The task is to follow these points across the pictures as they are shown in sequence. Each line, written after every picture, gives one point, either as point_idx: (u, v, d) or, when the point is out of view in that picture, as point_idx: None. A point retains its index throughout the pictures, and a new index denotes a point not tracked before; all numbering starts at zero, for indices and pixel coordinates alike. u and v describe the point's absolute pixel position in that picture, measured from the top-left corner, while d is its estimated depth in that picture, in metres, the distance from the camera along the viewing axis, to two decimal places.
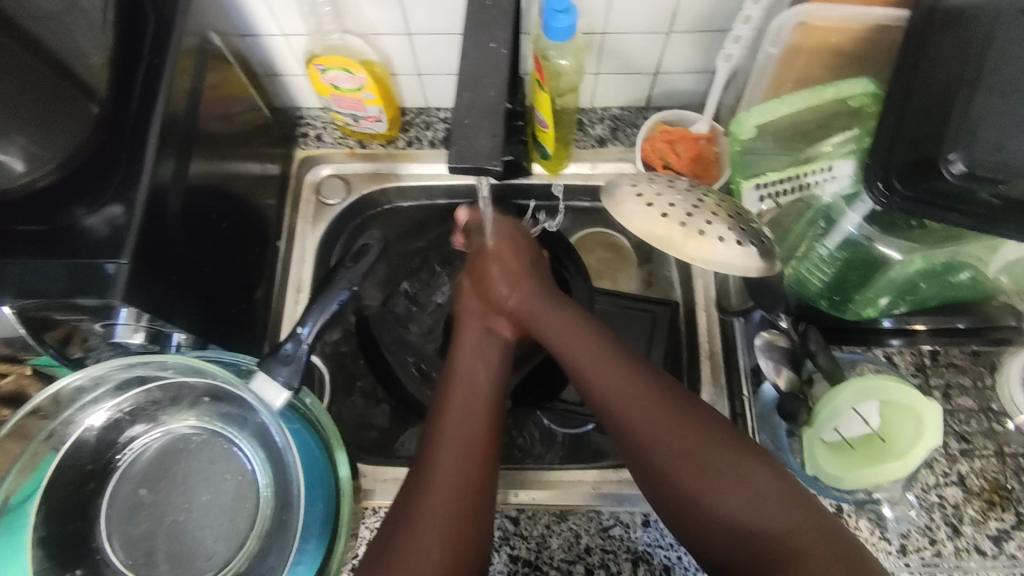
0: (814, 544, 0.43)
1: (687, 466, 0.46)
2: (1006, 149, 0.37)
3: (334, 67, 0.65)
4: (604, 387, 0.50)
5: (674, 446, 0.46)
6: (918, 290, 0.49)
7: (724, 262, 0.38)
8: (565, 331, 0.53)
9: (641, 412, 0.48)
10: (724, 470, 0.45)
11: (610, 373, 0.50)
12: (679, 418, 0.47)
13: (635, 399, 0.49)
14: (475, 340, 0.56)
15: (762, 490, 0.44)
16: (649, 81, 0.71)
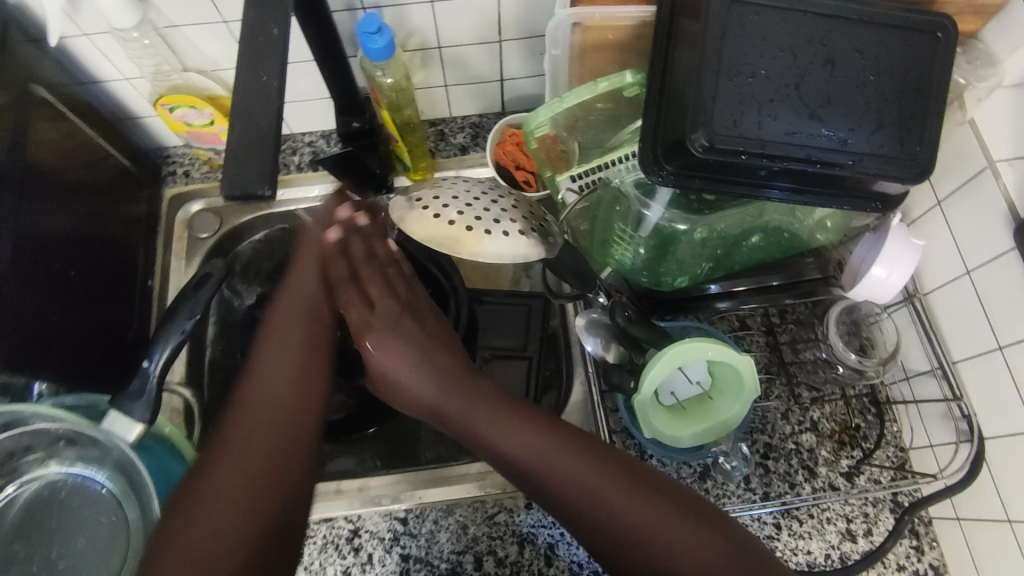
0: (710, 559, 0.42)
1: (588, 504, 0.45)
2: (741, 124, 0.42)
3: (179, 105, 0.67)
4: (568, 482, 0.46)
5: (575, 487, 0.45)
6: (722, 256, 0.55)
7: (495, 252, 0.42)
8: (511, 424, 0.49)
9: (603, 503, 0.45)
10: (619, 504, 0.44)
11: (564, 460, 0.46)
12: (578, 462, 0.46)
13: (595, 486, 0.45)
14: (297, 305, 0.51)
15: (659, 519, 0.44)
16: (497, 88, 0.75)
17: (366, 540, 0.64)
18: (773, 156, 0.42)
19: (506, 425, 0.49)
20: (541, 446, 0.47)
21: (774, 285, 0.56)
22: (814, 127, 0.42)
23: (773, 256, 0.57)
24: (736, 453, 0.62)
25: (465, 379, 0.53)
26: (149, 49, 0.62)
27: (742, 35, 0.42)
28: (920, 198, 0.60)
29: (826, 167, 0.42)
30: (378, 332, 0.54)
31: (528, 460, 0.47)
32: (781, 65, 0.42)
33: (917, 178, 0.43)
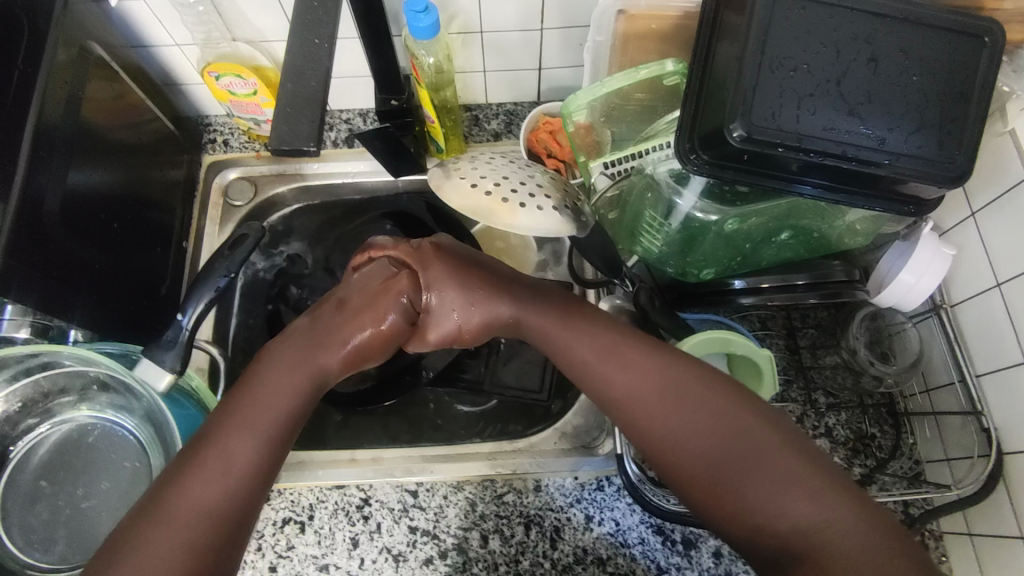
0: (845, 535, 0.36)
1: (710, 453, 0.41)
2: (780, 117, 0.42)
3: (227, 73, 0.68)
4: (683, 421, 0.43)
5: (692, 430, 0.42)
6: (748, 250, 0.55)
7: (529, 226, 0.42)
8: (627, 363, 0.47)
9: (716, 440, 0.41)
10: (741, 457, 0.40)
11: (679, 398, 0.44)
12: (703, 396, 0.43)
13: (713, 422, 0.42)
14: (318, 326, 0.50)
15: (792, 474, 0.39)
16: (534, 77, 0.76)
17: (375, 509, 0.65)
18: (810, 150, 0.42)
19: (621, 357, 0.47)
20: (657, 386, 0.45)
21: (799, 285, 0.55)
22: (852, 124, 0.42)
23: (802, 255, 0.57)
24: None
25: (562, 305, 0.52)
26: (202, 17, 0.65)
27: (786, 28, 0.42)
28: (954, 209, 0.60)
29: (861, 165, 0.42)
30: (444, 275, 0.53)
31: (639, 395, 0.45)
32: (823, 60, 0.42)
33: (952, 182, 0.43)
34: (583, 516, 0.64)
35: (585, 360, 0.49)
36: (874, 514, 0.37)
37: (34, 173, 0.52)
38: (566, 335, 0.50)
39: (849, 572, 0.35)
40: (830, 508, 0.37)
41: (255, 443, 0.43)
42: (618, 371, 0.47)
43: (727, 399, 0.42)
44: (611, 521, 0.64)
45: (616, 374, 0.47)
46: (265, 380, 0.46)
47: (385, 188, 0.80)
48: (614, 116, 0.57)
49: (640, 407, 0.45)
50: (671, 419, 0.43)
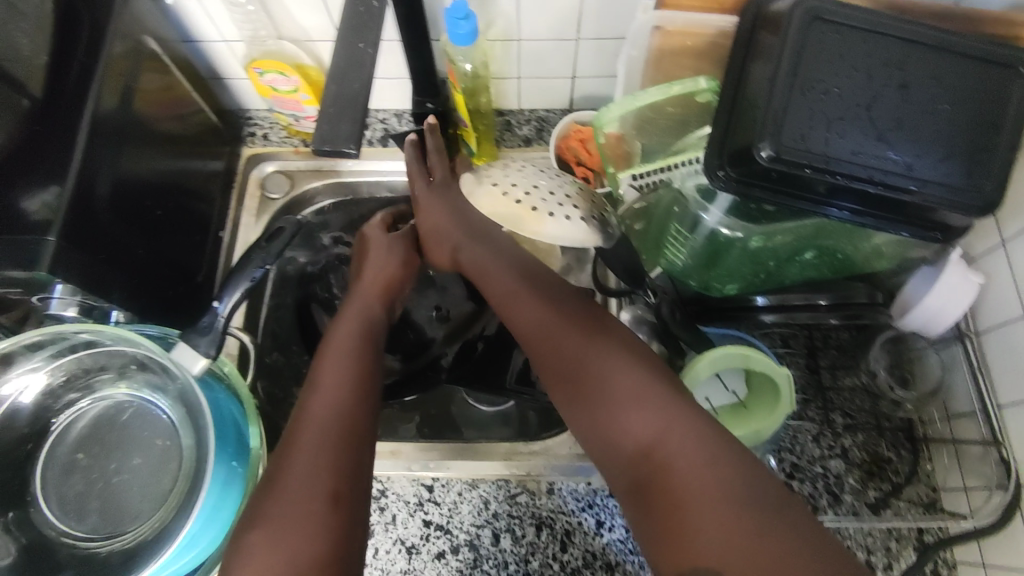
0: (679, 449, 0.44)
1: (582, 383, 0.50)
2: (808, 138, 0.43)
3: (269, 70, 0.70)
4: (580, 362, 0.51)
5: (569, 365, 0.51)
6: (771, 268, 0.55)
7: (556, 235, 0.43)
8: (549, 315, 0.54)
9: (588, 375, 0.50)
10: (605, 387, 0.49)
11: (577, 344, 0.52)
12: (587, 337, 0.51)
13: (588, 359, 0.51)
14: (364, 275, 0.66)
15: (642, 403, 0.47)
16: (567, 85, 0.77)
17: (391, 501, 0.66)
18: (837, 173, 0.43)
19: (528, 301, 0.56)
20: (565, 331, 0.53)
21: (821, 305, 0.56)
22: (881, 149, 0.42)
23: (826, 276, 0.57)
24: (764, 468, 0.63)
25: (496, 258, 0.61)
26: (250, 15, 0.68)
27: (819, 51, 0.43)
28: (984, 236, 0.60)
29: (887, 190, 0.43)
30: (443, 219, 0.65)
31: (539, 333, 0.54)
32: (854, 85, 0.43)
33: (979, 212, 0.43)
34: (594, 521, 0.65)
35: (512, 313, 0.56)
36: (715, 440, 0.44)
37: (88, 160, 0.54)
38: (494, 283, 0.59)
39: (682, 482, 0.43)
40: (682, 433, 0.45)
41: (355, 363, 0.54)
42: (536, 322, 0.54)
43: (607, 347, 0.51)
44: (621, 527, 0.65)
45: (532, 325, 0.55)
46: (343, 329, 0.58)
47: None
48: (645, 128, 0.57)
49: (549, 349, 0.53)
50: (576, 362, 0.51)
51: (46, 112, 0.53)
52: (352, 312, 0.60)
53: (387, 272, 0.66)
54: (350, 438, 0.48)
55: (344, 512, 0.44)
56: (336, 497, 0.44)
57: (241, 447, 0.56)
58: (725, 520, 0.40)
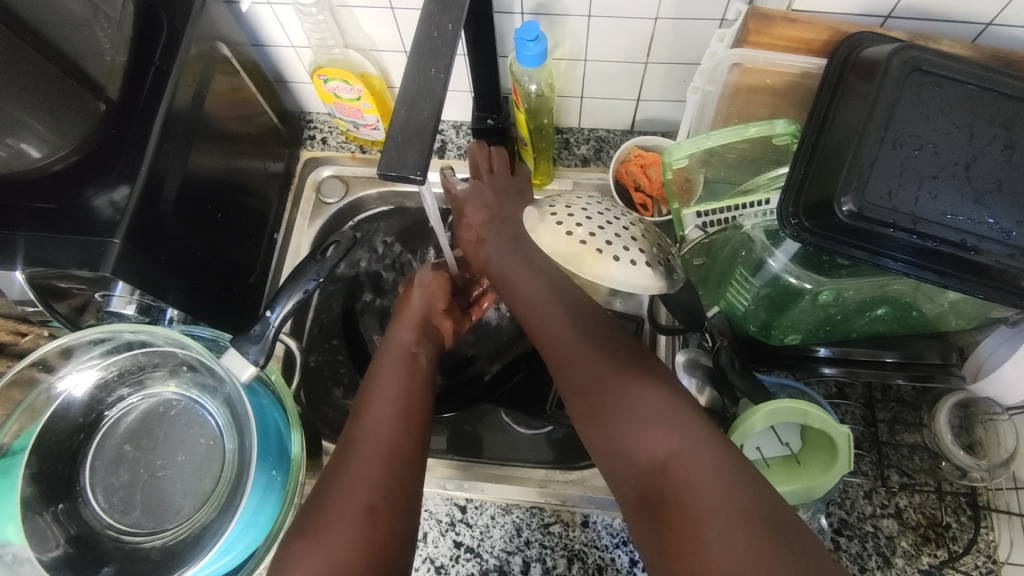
0: (695, 474, 0.42)
1: (592, 396, 0.49)
2: (895, 196, 0.40)
3: (335, 78, 0.71)
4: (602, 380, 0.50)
5: (580, 376, 0.51)
6: (837, 323, 0.52)
7: (618, 278, 0.42)
8: (563, 333, 0.54)
9: (598, 389, 0.49)
10: (618, 397, 0.48)
11: (580, 350, 0.52)
12: (598, 354, 0.51)
13: (601, 360, 0.51)
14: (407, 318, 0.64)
15: (658, 423, 0.45)
16: (631, 108, 0.76)
17: (423, 518, 0.66)
18: (925, 235, 0.40)
19: (541, 309, 0.56)
20: (596, 356, 0.51)
21: (887, 362, 0.53)
22: (977, 212, 0.40)
23: (894, 332, 0.54)
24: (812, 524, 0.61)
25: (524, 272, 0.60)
26: (320, 25, 0.67)
27: (914, 104, 0.41)
28: None
29: (979, 257, 0.40)
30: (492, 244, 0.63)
31: (558, 337, 0.54)
32: (951, 142, 0.40)
33: None
34: (628, 559, 0.64)
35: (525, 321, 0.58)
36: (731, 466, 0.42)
37: (156, 163, 0.55)
38: (519, 279, 0.59)
39: (694, 504, 0.41)
40: (704, 458, 0.43)
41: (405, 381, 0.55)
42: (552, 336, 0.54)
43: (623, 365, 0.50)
44: None
45: (557, 334, 0.54)
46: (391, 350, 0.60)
47: None
48: (712, 163, 0.56)
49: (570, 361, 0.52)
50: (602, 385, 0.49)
51: (121, 113, 0.55)
52: (398, 340, 0.61)
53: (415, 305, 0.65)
54: (394, 462, 0.48)
55: (378, 526, 0.44)
56: (373, 509, 0.45)
57: (281, 456, 0.56)
58: (743, 552, 0.38)
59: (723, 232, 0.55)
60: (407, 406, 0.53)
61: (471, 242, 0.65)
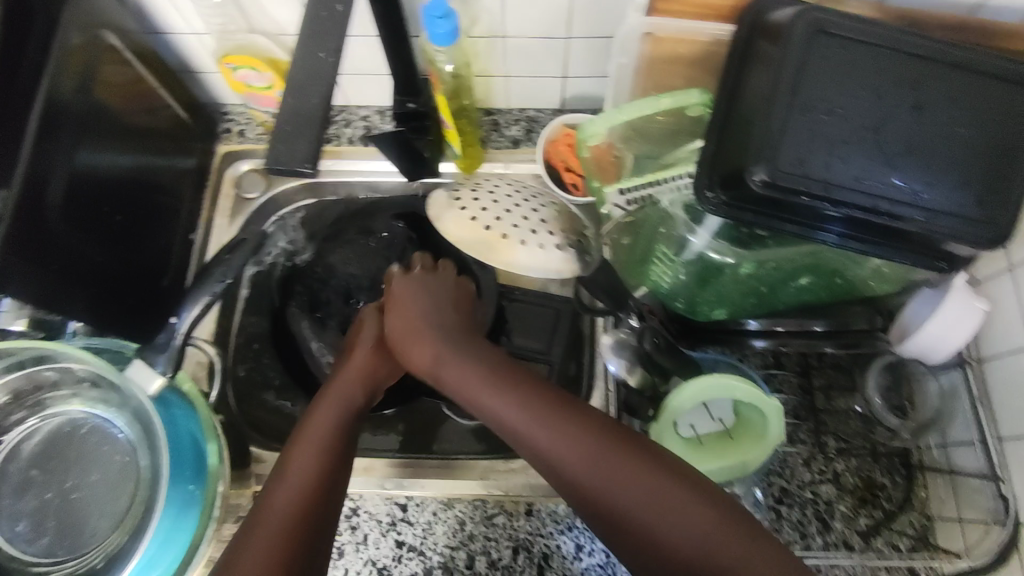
0: (685, 526, 0.39)
1: (529, 425, 0.45)
2: (807, 163, 0.39)
3: (241, 66, 0.67)
4: (541, 430, 0.44)
5: (506, 411, 0.47)
6: (763, 293, 0.52)
7: (521, 263, 0.43)
8: (484, 380, 0.49)
9: (528, 414, 0.46)
10: (568, 433, 0.44)
11: (500, 382, 0.49)
12: (520, 388, 0.48)
13: (524, 396, 0.47)
14: (343, 386, 0.57)
15: (623, 470, 0.42)
16: (558, 85, 0.73)
17: (363, 520, 0.64)
18: (836, 201, 0.39)
19: (460, 348, 0.54)
20: (519, 389, 0.48)
21: (816, 331, 0.54)
22: (885, 174, 0.39)
23: (823, 301, 0.54)
24: (748, 496, 0.62)
25: (452, 332, 0.56)
26: (223, 7, 0.64)
27: (821, 68, 0.39)
28: (990, 261, 0.57)
29: (891, 220, 0.40)
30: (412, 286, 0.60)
31: (466, 373, 0.51)
32: (859, 105, 0.39)
33: (991, 245, 0.40)
34: (573, 544, 0.63)
35: (445, 375, 0.53)
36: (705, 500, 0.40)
37: (37, 164, 0.51)
38: (433, 322, 0.57)
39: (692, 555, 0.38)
40: (669, 504, 0.40)
41: (319, 456, 0.48)
42: (477, 385, 0.50)
43: (551, 397, 0.46)
44: (600, 552, 0.63)
45: (479, 385, 0.49)
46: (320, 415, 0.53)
47: (399, 189, 0.78)
48: (632, 141, 0.54)
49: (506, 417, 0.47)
50: (549, 440, 0.44)
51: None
52: (323, 414, 0.53)
53: (360, 361, 0.59)
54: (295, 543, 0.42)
55: None
56: None
57: (199, 468, 0.53)
58: None
59: (644, 205, 0.54)
60: (319, 484, 0.46)
61: (396, 309, 0.59)
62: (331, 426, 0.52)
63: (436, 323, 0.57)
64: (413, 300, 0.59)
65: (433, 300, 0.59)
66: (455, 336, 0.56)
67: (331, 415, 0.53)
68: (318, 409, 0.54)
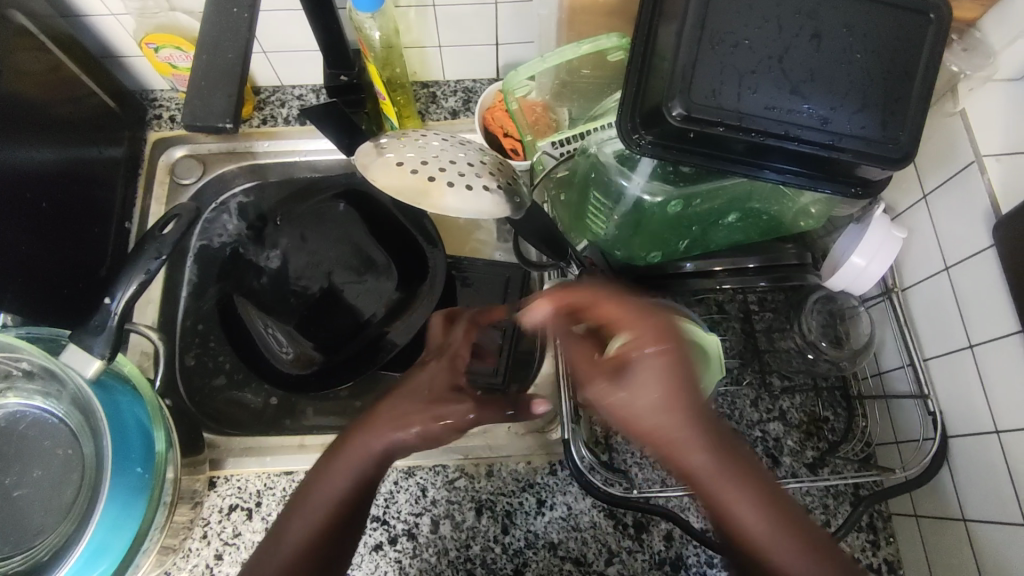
0: None
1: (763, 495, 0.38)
2: (720, 94, 0.41)
3: (164, 44, 0.66)
4: (754, 526, 0.37)
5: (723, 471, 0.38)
6: (692, 232, 0.55)
7: (454, 205, 0.41)
8: (720, 456, 0.38)
9: (739, 487, 0.38)
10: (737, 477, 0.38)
11: (728, 461, 0.38)
12: (703, 445, 0.38)
13: (733, 456, 0.38)
14: (362, 450, 0.45)
15: (751, 534, 0.37)
16: (492, 53, 0.74)
17: None
18: (751, 130, 0.41)
19: (646, 390, 0.38)
20: (732, 455, 0.38)
21: (750, 267, 0.54)
22: (794, 102, 0.41)
23: (750, 238, 0.57)
24: None
25: (601, 364, 0.41)
26: None
27: (728, 3, 0.41)
28: (906, 190, 0.58)
29: (803, 145, 0.41)
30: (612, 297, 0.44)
31: (704, 436, 0.38)
32: (764, 37, 0.41)
33: (896, 163, 0.42)
34: (535, 500, 0.64)
35: (682, 439, 0.38)
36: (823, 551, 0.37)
37: None
38: (647, 373, 0.39)
39: None
40: (807, 568, 0.36)
41: (315, 528, 0.43)
42: (715, 468, 0.38)
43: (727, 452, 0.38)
44: (562, 506, 0.64)
45: (702, 455, 0.38)
46: (325, 482, 0.44)
47: (341, 167, 0.78)
48: (565, 94, 0.59)
49: (722, 498, 0.38)
50: (750, 528, 0.37)
51: None
52: (333, 481, 0.44)
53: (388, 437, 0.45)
54: None
55: None
56: None
57: (145, 452, 0.52)
58: None
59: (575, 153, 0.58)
60: (312, 561, 0.43)
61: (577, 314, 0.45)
62: (338, 497, 0.44)
63: (690, 393, 0.38)
64: (642, 364, 0.39)
65: (679, 362, 0.39)
66: (702, 413, 0.38)
67: (337, 487, 0.44)
68: (319, 487, 0.44)
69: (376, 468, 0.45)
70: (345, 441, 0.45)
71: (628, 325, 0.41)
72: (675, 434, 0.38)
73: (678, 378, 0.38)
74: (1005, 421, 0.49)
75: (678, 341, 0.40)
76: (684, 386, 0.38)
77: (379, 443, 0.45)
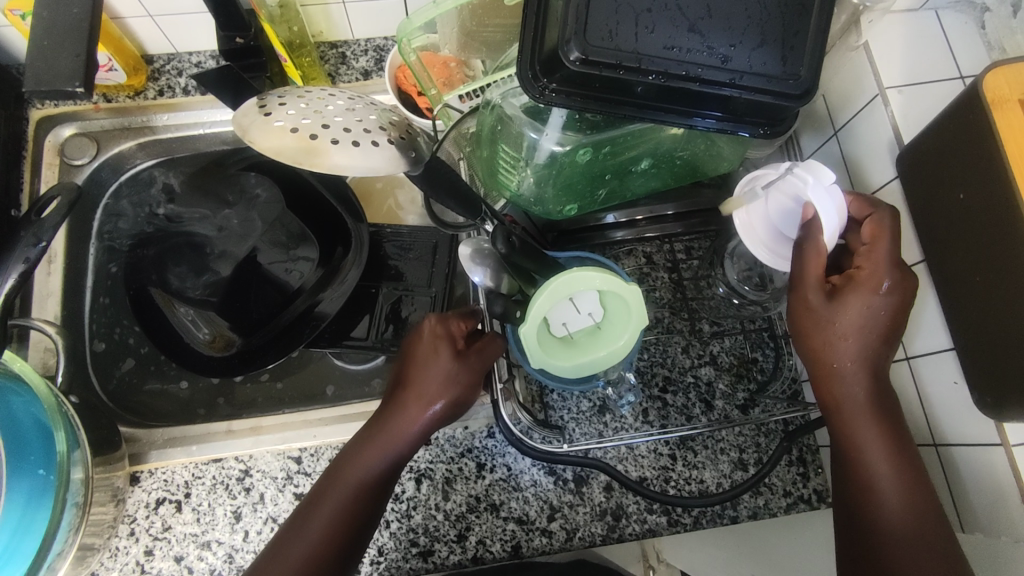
0: (894, 520, 0.45)
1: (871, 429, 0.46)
2: (617, 35, 0.39)
3: (31, 11, 0.60)
4: (878, 462, 0.46)
5: (870, 416, 0.46)
6: (607, 179, 0.54)
7: (342, 165, 0.39)
8: (875, 399, 0.46)
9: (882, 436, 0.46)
10: (890, 427, 0.46)
11: (878, 410, 0.46)
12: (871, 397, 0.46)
13: (880, 405, 0.46)
14: (391, 430, 0.50)
15: (887, 459, 0.46)
16: (401, 7, 0.70)
17: (257, 480, 0.62)
18: (651, 72, 0.40)
19: (843, 345, 0.46)
20: (883, 409, 0.46)
21: (668, 215, 0.56)
22: (693, 41, 0.40)
23: (664, 184, 0.57)
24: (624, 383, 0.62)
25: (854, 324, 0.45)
26: None
27: None
28: (817, 128, 0.58)
29: (705, 85, 0.40)
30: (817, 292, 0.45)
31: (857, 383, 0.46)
32: None
33: (797, 100, 0.42)
34: (475, 465, 0.64)
35: (839, 367, 0.46)
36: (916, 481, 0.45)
37: None
38: (853, 320, 0.45)
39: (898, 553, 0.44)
40: (907, 485, 0.45)
41: (341, 508, 0.49)
42: (868, 405, 0.46)
43: (880, 398, 0.46)
44: (502, 467, 0.64)
45: (855, 391, 0.46)
46: (357, 462, 0.50)
47: None
48: (473, 45, 0.57)
49: (862, 439, 0.46)
50: (870, 462, 0.46)
51: None
52: (363, 461, 0.50)
53: (401, 431, 0.50)
54: None
55: None
56: None
57: (46, 452, 0.50)
58: None
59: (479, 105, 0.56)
60: (335, 542, 0.48)
61: (420, 380, 0.50)
62: (370, 473, 0.50)
63: (882, 345, 0.46)
64: (849, 313, 0.45)
65: (888, 308, 0.45)
66: (877, 355, 0.46)
67: (368, 465, 0.50)
68: (346, 482, 0.50)
69: (404, 446, 0.50)
70: (383, 417, 0.51)
71: (858, 289, 0.45)
72: (840, 390, 0.46)
73: (891, 321, 0.45)
74: (915, 346, 0.50)
75: (907, 293, 0.45)
76: (878, 334, 0.45)
77: (411, 419, 0.50)
